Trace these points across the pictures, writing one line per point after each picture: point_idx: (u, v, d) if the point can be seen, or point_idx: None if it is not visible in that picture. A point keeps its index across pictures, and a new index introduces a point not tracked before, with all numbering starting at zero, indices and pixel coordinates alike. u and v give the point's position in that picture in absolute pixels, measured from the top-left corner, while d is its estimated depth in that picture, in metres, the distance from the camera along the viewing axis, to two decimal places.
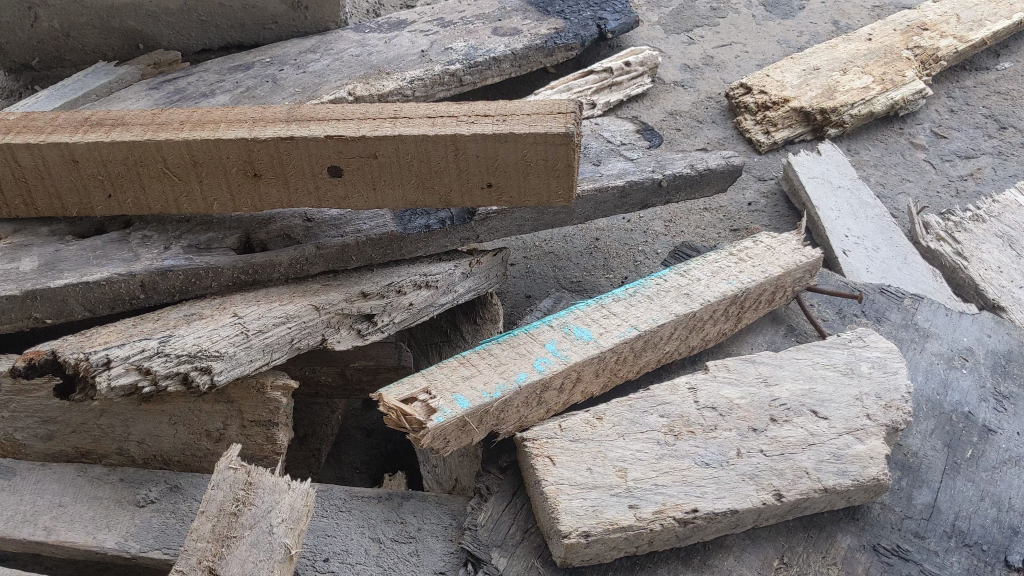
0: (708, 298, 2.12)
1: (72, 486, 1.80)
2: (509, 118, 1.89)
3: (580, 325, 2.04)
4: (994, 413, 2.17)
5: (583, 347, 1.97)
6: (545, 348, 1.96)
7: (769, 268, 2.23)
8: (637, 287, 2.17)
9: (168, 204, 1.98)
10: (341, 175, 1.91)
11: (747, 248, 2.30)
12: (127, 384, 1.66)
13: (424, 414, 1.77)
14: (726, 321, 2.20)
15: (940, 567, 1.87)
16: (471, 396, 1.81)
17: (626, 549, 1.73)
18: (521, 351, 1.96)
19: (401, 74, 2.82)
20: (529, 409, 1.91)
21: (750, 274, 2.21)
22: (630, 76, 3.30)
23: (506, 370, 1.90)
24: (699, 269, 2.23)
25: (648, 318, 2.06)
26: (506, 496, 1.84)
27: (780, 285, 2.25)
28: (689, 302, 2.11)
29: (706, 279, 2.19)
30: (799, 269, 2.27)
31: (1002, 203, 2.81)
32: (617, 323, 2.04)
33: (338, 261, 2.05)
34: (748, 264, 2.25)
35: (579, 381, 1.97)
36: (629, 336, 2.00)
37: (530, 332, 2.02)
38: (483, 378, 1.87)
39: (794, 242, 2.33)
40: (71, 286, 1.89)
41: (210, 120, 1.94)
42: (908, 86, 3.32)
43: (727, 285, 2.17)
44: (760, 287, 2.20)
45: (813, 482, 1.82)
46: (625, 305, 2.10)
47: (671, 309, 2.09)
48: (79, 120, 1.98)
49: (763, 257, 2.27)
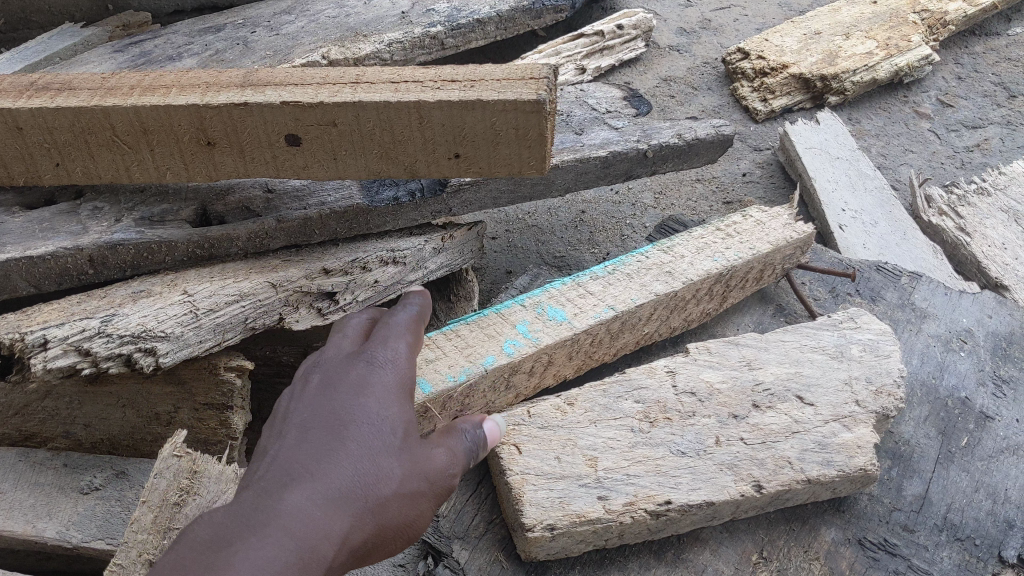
0: (691, 276, 2.01)
1: (14, 471, 1.72)
2: (477, 84, 1.76)
3: (554, 305, 1.93)
4: (993, 398, 2.06)
5: (556, 329, 1.86)
6: (516, 329, 1.86)
7: (758, 245, 2.11)
8: (617, 263, 2.05)
9: (120, 173, 1.88)
10: (300, 144, 1.80)
11: (735, 223, 2.18)
12: (66, 366, 1.57)
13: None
14: (711, 299, 2.09)
15: (930, 563, 1.78)
16: (435, 380, 1.71)
17: (595, 542, 1.64)
18: (490, 332, 1.85)
19: (379, 37, 2.68)
20: (494, 393, 1.81)
21: (738, 250, 2.09)
22: (623, 40, 3.15)
23: (473, 353, 1.79)
24: (684, 245, 2.11)
25: (627, 297, 1.94)
26: (471, 485, 1.75)
27: (769, 262, 2.14)
28: (670, 281, 1.99)
29: (690, 255, 2.07)
30: (793, 244, 2.14)
31: (1009, 175, 2.67)
32: (593, 303, 1.93)
33: (301, 235, 1.95)
34: (736, 240, 2.13)
35: (549, 365, 1.86)
36: (605, 317, 1.89)
37: (500, 312, 1.91)
38: (449, 361, 1.77)
39: (786, 217, 2.20)
40: (14, 260, 1.78)
41: (161, 84, 1.81)
42: (914, 51, 3.16)
43: (713, 262, 2.06)
44: (747, 265, 2.08)
45: (797, 473, 1.72)
46: (603, 284, 1.99)
47: (652, 288, 1.97)
48: (25, 85, 1.86)
49: (753, 234, 2.14)
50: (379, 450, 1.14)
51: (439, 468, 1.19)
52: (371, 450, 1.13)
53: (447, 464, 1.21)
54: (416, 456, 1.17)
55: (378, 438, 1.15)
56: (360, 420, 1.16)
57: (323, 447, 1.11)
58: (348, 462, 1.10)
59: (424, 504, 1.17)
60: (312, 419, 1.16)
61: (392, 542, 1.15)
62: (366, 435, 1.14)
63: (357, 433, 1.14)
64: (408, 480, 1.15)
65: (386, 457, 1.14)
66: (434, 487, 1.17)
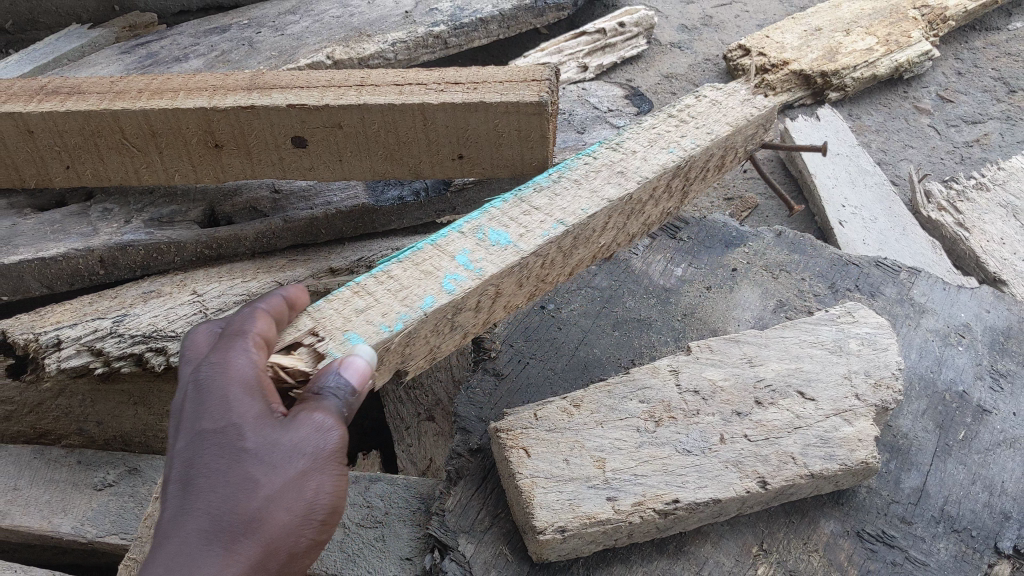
0: (644, 175, 1.66)
1: (29, 468, 1.74)
2: (480, 86, 1.79)
3: (496, 228, 1.55)
4: (990, 392, 2.09)
5: (501, 254, 1.48)
6: (452, 260, 1.46)
7: (715, 128, 1.79)
8: (559, 170, 1.67)
9: (129, 175, 1.91)
10: (306, 145, 1.83)
11: (689, 105, 1.86)
12: (78, 365, 1.61)
13: (312, 361, 1.26)
14: (669, 201, 1.82)
15: (927, 554, 1.81)
16: (366, 333, 1.30)
17: (605, 542, 1.68)
18: (422, 267, 1.44)
19: (383, 37, 2.71)
20: (439, 337, 1.46)
21: (694, 137, 1.76)
22: (625, 38, 3.17)
23: (404, 291, 1.39)
24: (635, 138, 1.77)
25: (576, 208, 1.57)
26: (476, 480, 1.78)
27: (730, 147, 1.86)
28: (624, 182, 1.64)
29: (643, 150, 1.73)
30: (754, 122, 1.84)
31: (1008, 169, 2.68)
32: (540, 219, 1.56)
33: (307, 235, 1.99)
34: (691, 125, 1.80)
35: (497, 295, 1.52)
36: (555, 235, 1.52)
37: (434, 243, 1.50)
38: (376, 304, 1.36)
39: (741, 92, 1.91)
40: (27, 262, 1.82)
41: (169, 87, 1.84)
42: (915, 47, 3.17)
43: (670, 154, 1.71)
44: (707, 153, 1.76)
45: (799, 468, 1.75)
46: (549, 195, 1.61)
47: (603, 194, 1.60)
48: (35, 89, 1.89)
49: (709, 115, 1.83)
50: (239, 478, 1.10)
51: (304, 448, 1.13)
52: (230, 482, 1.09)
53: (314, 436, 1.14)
54: (284, 445, 1.12)
55: (234, 464, 1.10)
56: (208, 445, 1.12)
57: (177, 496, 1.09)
58: (206, 510, 1.08)
59: (319, 478, 1.14)
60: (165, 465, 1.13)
61: (307, 534, 1.13)
62: (219, 473, 1.10)
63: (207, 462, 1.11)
64: (283, 476, 1.11)
65: (245, 467, 1.11)
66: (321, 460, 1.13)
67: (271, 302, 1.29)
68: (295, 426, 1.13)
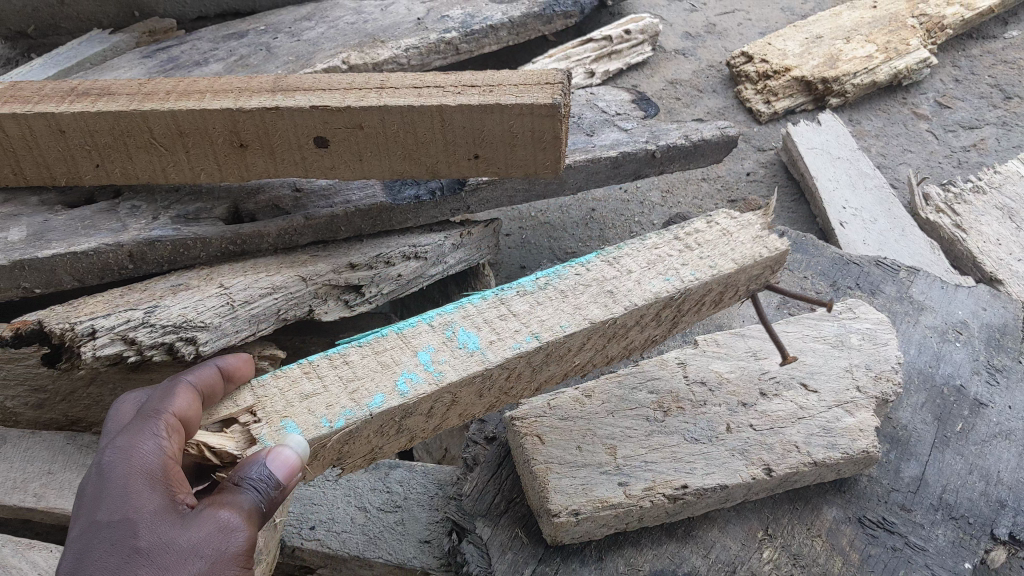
0: (634, 300, 1.55)
1: (63, 454, 1.85)
2: (496, 89, 1.86)
3: (468, 328, 1.49)
4: (987, 386, 2.16)
5: (465, 360, 1.43)
6: (415, 358, 1.42)
7: (718, 260, 1.62)
8: (550, 275, 1.61)
9: (156, 173, 1.98)
10: (327, 145, 1.90)
11: (697, 231, 1.70)
12: (112, 354, 1.68)
13: (243, 443, 1.27)
14: (656, 328, 1.66)
15: (926, 540, 1.88)
16: (305, 425, 1.29)
17: (616, 526, 1.75)
18: (383, 359, 1.41)
19: (397, 43, 2.79)
20: (381, 439, 1.42)
21: (694, 267, 1.61)
22: (631, 45, 3.25)
23: (358, 387, 1.37)
24: (634, 256, 1.65)
25: (555, 323, 1.50)
26: (492, 467, 1.86)
27: (731, 286, 1.66)
28: (610, 304, 1.54)
29: (639, 271, 1.61)
30: (762, 264, 1.65)
31: (1004, 173, 2.75)
32: (515, 328, 1.49)
33: (327, 231, 2.06)
34: (695, 253, 1.65)
35: (454, 403, 1.46)
36: (526, 350, 1.46)
37: (401, 331, 1.47)
38: (326, 396, 1.34)
39: (758, 226, 1.70)
40: (59, 256, 1.89)
41: (196, 89, 1.91)
42: (913, 54, 3.25)
43: (664, 281, 1.59)
44: (704, 289, 1.61)
45: (803, 456, 1.82)
46: (530, 302, 1.55)
47: (586, 313, 1.53)
48: (66, 90, 1.95)
49: (716, 246, 1.65)
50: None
51: (204, 550, 1.11)
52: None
53: (215, 540, 1.12)
54: (177, 546, 1.11)
55: (126, 564, 1.10)
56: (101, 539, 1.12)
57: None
58: None
59: None
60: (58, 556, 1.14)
61: None
62: (107, 570, 1.09)
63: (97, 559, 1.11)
64: None
65: (138, 568, 1.10)
66: (222, 564, 1.11)
67: (203, 376, 1.27)
68: (195, 524, 1.12)
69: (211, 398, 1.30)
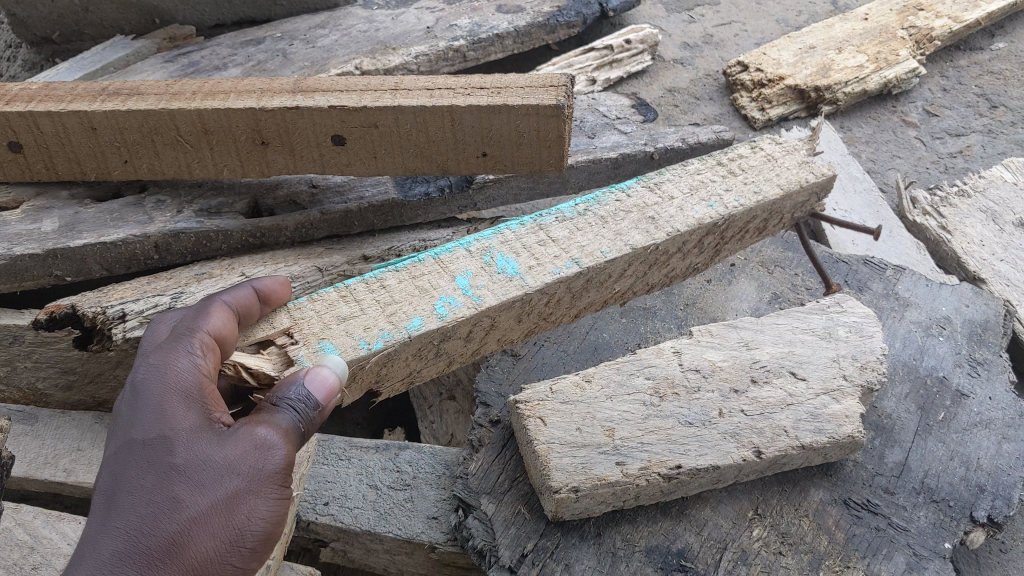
0: (676, 226, 1.87)
1: (91, 432, 1.96)
2: (503, 91, 1.97)
3: (506, 253, 1.79)
4: (968, 378, 2.27)
5: (503, 285, 1.72)
6: (454, 284, 1.71)
7: (764, 188, 1.96)
8: (590, 202, 1.91)
9: (181, 169, 2.10)
10: (344, 143, 2.01)
11: (743, 156, 2.04)
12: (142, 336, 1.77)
13: (279, 364, 1.54)
14: (697, 254, 2.00)
15: (908, 521, 1.98)
16: (343, 346, 1.57)
17: (614, 503, 1.85)
18: (423, 286, 1.70)
19: (407, 50, 2.91)
20: (420, 361, 1.72)
21: (739, 194, 1.94)
22: (631, 54, 3.37)
23: (396, 314, 1.65)
24: (675, 183, 1.97)
25: (596, 249, 1.80)
26: (497, 448, 1.96)
27: (776, 210, 2.02)
28: (652, 231, 1.85)
29: (682, 198, 1.93)
30: (807, 188, 2.00)
31: (988, 178, 2.88)
32: (554, 255, 1.79)
33: (341, 226, 2.18)
34: (740, 180, 1.98)
35: (493, 326, 1.76)
36: (566, 274, 1.75)
37: (441, 257, 1.76)
38: (367, 322, 1.62)
39: (802, 154, 2.06)
40: (90, 246, 2.01)
41: (221, 90, 2.02)
42: (902, 65, 3.39)
43: (707, 208, 1.91)
44: (748, 213, 1.94)
45: (792, 440, 1.92)
46: (569, 229, 1.85)
47: (629, 239, 1.83)
48: (98, 90, 2.06)
49: (761, 172, 2.00)
50: (169, 492, 1.31)
51: (236, 468, 1.33)
52: (162, 495, 1.31)
53: (248, 457, 1.34)
54: (218, 462, 1.33)
55: (167, 480, 1.32)
56: (150, 455, 1.34)
57: (114, 502, 1.31)
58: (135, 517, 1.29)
59: (252, 501, 1.33)
60: (110, 470, 1.35)
61: (236, 558, 1.32)
62: (150, 485, 1.31)
63: (148, 473, 1.33)
64: (209, 497, 1.31)
65: (178, 482, 1.32)
66: (259, 474, 1.33)
67: (235, 300, 1.54)
68: (235, 442, 1.34)
69: (248, 317, 1.57)
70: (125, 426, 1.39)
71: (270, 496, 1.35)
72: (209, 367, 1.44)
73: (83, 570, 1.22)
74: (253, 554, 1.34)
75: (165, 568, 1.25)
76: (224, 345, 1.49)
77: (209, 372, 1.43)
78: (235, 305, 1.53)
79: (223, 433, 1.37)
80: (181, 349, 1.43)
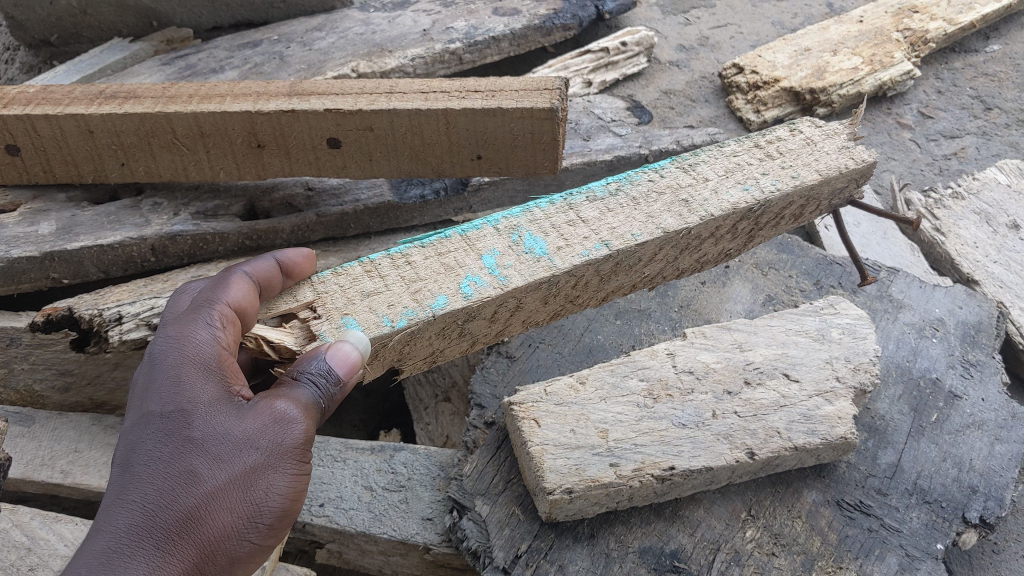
0: (711, 210, 1.79)
1: (88, 433, 1.97)
2: (497, 95, 1.98)
3: (534, 233, 1.76)
4: (961, 379, 2.28)
5: (531, 266, 1.69)
6: (481, 263, 1.69)
7: (802, 173, 1.88)
8: (623, 181, 1.87)
9: (178, 172, 2.11)
10: (340, 146, 2.03)
11: (782, 139, 1.96)
12: (138, 338, 1.75)
13: (301, 338, 1.56)
14: (732, 239, 1.96)
15: (900, 522, 1.99)
16: (366, 323, 1.57)
17: (607, 504, 1.86)
18: (449, 263, 1.69)
19: (404, 53, 2.93)
20: (446, 339, 1.72)
21: (775, 178, 1.86)
22: (626, 56, 3.38)
23: (421, 291, 1.63)
24: (710, 164, 1.90)
25: (627, 232, 1.75)
26: (491, 449, 1.97)
27: (813, 196, 1.92)
28: (685, 214, 1.79)
29: (718, 180, 1.86)
30: (846, 175, 1.90)
31: (982, 180, 2.89)
32: (584, 237, 1.74)
33: (337, 227, 2.20)
34: (777, 162, 1.90)
35: (519, 306, 1.74)
36: (595, 257, 1.70)
37: (467, 235, 1.73)
38: (391, 299, 1.61)
39: (844, 137, 1.96)
40: (87, 248, 2.02)
41: (217, 93, 2.02)
42: (897, 67, 3.41)
43: (742, 191, 1.83)
44: (784, 199, 1.86)
45: (785, 441, 1.93)
46: (600, 209, 1.80)
47: (660, 222, 1.77)
48: (94, 93, 2.06)
49: (799, 156, 1.91)
50: (186, 464, 1.36)
51: (254, 444, 1.39)
52: (180, 468, 1.36)
53: (266, 434, 1.40)
54: (237, 437, 1.39)
55: (185, 452, 1.37)
56: (167, 429, 1.39)
57: (130, 474, 1.36)
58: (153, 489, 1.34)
59: (271, 477, 1.40)
60: (127, 440, 1.40)
61: (252, 530, 1.39)
62: (168, 457, 1.37)
63: (166, 445, 1.38)
64: (226, 472, 1.37)
65: (196, 455, 1.37)
66: (279, 448, 1.40)
67: (258, 271, 1.57)
68: (255, 416, 1.41)
69: (270, 290, 1.60)
70: (143, 398, 1.44)
71: (288, 472, 1.42)
72: (228, 339, 1.48)
73: (101, 540, 1.28)
74: (269, 530, 1.41)
75: (183, 542, 1.32)
76: (245, 317, 1.53)
77: (228, 344, 1.47)
78: (256, 276, 1.57)
79: (243, 408, 1.43)
80: (200, 321, 1.47)
